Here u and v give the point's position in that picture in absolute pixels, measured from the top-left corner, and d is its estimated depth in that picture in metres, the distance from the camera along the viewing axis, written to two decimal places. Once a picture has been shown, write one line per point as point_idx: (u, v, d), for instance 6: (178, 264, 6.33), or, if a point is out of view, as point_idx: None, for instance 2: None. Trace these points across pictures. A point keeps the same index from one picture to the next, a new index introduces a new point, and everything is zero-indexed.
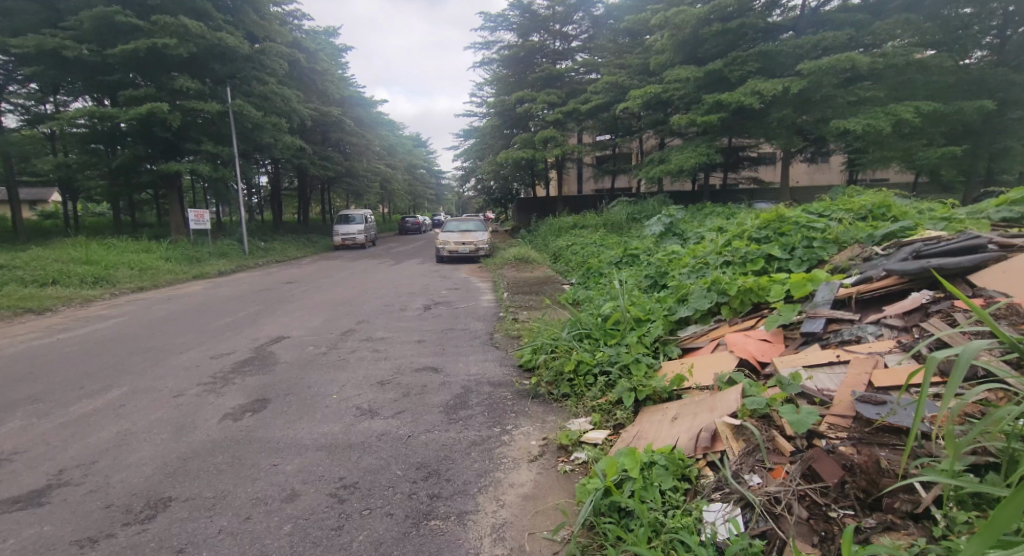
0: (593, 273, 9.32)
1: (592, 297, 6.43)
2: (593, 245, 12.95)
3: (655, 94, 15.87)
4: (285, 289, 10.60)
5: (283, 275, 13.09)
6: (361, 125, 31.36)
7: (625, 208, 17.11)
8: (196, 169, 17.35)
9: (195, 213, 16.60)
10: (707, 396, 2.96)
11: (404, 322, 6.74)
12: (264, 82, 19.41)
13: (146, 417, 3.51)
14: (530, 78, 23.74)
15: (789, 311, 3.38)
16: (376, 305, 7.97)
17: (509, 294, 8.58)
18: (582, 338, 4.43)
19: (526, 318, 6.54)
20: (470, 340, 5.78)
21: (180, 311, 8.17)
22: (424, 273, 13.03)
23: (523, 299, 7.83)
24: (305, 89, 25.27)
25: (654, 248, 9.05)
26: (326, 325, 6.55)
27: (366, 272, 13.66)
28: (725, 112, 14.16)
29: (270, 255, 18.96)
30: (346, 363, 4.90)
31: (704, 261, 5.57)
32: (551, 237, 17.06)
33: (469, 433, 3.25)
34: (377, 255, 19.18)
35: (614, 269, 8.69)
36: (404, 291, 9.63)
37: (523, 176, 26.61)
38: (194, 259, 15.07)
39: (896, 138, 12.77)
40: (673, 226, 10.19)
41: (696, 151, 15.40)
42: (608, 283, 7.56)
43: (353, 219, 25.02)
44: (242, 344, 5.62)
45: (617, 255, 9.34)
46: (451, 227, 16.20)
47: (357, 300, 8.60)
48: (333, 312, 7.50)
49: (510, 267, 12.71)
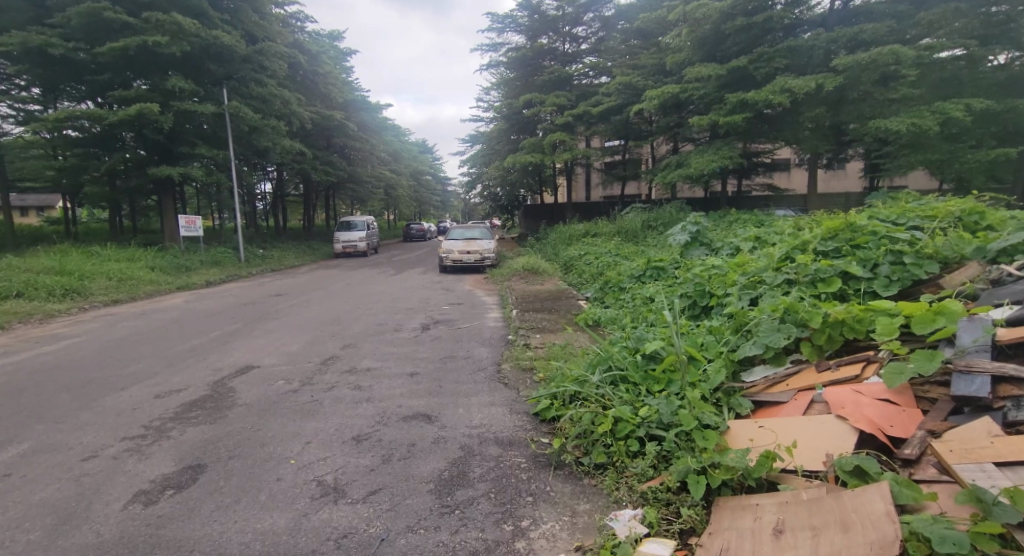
0: (613, 287, 8.36)
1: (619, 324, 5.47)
2: (608, 255, 12.03)
3: (671, 94, 14.96)
4: (271, 302, 9.68)
5: (274, 287, 12.22)
6: (364, 130, 30.65)
7: (640, 214, 16.18)
8: (189, 173, 16.57)
9: (186, 220, 15.66)
10: (823, 492, 2.00)
11: (396, 347, 5.77)
12: (263, 84, 18.73)
13: (26, 500, 2.56)
14: (539, 80, 22.91)
15: (925, 361, 2.37)
16: (366, 326, 7.01)
17: (519, 311, 7.64)
18: (616, 382, 3.47)
19: (540, 344, 5.58)
20: (473, 373, 4.81)
21: (148, 329, 7.26)
22: (425, 284, 12.12)
23: (536, 319, 6.87)
24: (307, 92, 24.60)
25: (681, 260, 8.10)
26: (305, 352, 5.58)
27: (363, 283, 12.75)
28: (749, 112, 13.22)
29: (268, 263, 18.12)
30: (318, 407, 3.92)
31: (759, 278, 4.61)
32: (561, 245, 16.13)
33: (467, 535, 2.27)
34: (378, 263, 18.32)
35: (637, 284, 7.74)
36: (402, 306, 8.71)
37: (531, 182, 25.75)
38: (184, 268, 14.22)
39: (939, 140, 11.82)
40: (699, 234, 9.25)
41: (717, 154, 14.44)
42: (634, 302, 6.60)
43: (355, 226, 24.23)
44: (200, 377, 4.69)
45: (640, 266, 8.38)
46: (455, 235, 15.30)
47: (348, 318, 7.65)
48: (317, 334, 6.54)
49: (518, 278, 11.78)
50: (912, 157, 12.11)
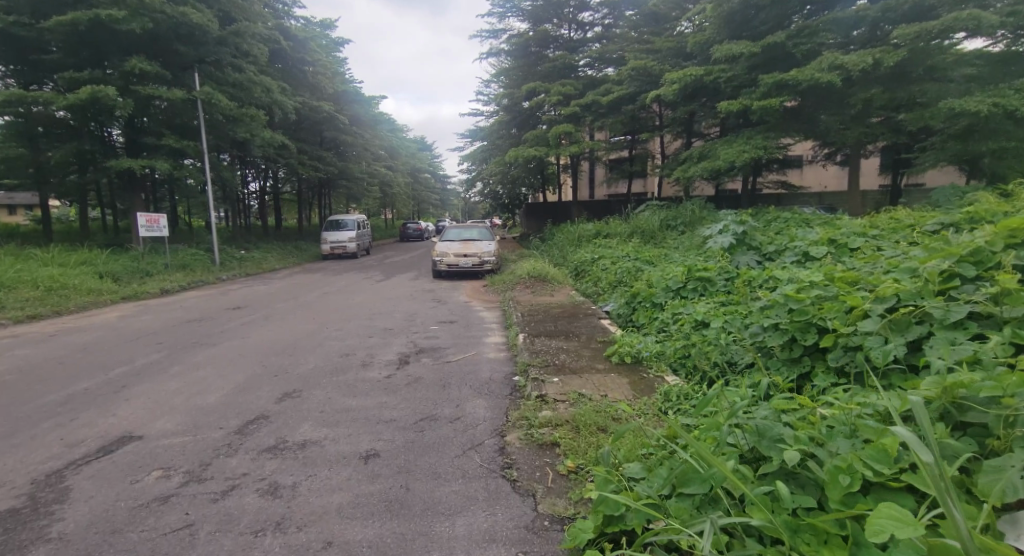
0: (643, 304, 6.71)
1: (677, 384, 3.80)
2: (629, 260, 10.42)
3: (694, 78, 13.32)
4: (224, 319, 7.98)
5: (239, 296, 10.52)
6: (358, 124, 28.99)
7: (657, 213, 14.55)
8: (153, 166, 14.91)
9: (147, 217, 13.86)
10: None
11: (356, 399, 4.07)
12: (242, 70, 17.13)
13: None
14: (543, 69, 21.18)
15: None
16: (327, 358, 5.32)
17: (527, 335, 5.96)
18: (733, 530, 1.80)
19: (559, 396, 3.93)
20: (462, 453, 3.11)
21: (40, 358, 5.57)
22: (415, 293, 10.44)
23: (550, 351, 5.17)
24: (293, 81, 22.99)
25: (730, 269, 6.48)
26: (223, 408, 3.87)
27: (343, 291, 11.04)
28: (787, 96, 11.54)
29: (244, 267, 16.41)
30: (183, 547, 2.21)
31: (912, 308, 2.93)
32: (569, 247, 14.45)
33: None
34: (366, 267, 16.62)
35: (678, 301, 6.08)
36: (380, 326, 7.03)
37: (533, 178, 24.05)
38: (140, 275, 12.48)
39: (1013, 124, 10.33)
40: (745, 236, 7.63)
41: (748, 145, 12.67)
42: (685, 335, 4.98)
43: (345, 225, 22.55)
44: (31, 461, 3.01)
45: (677, 275, 6.74)
46: (450, 235, 13.62)
47: (309, 344, 5.97)
48: (257, 372, 4.85)
49: (523, 287, 10.10)
50: (954, 146, 10.92)
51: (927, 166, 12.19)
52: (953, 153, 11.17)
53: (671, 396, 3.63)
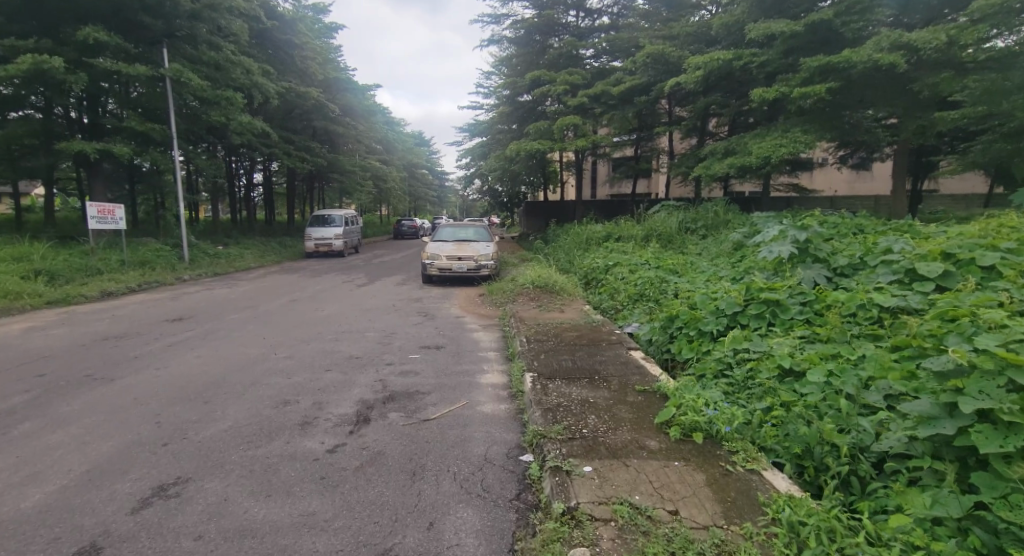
0: (685, 331, 5.17)
1: (805, 504, 2.26)
2: (651, 269, 8.88)
3: (720, 63, 11.83)
4: (155, 335, 6.37)
5: (190, 304, 8.90)
6: (350, 115, 27.30)
7: (674, 214, 13.04)
8: (110, 150, 13.33)
9: (99, 208, 12.24)
10: None
11: (264, 507, 2.50)
12: (219, 47, 15.58)
13: None
14: (548, 58, 19.58)
15: None
16: (252, 411, 3.76)
17: (536, 376, 4.40)
18: None
19: (601, 512, 2.38)
20: None
21: None
22: (399, 303, 8.86)
23: (572, 409, 3.59)
24: (280, 65, 21.40)
25: (802, 287, 4.98)
26: (28, 528, 2.30)
27: (315, 298, 9.43)
28: (833, 82, 10.05)
29: (215, 265, 14.85)
30: None
31: None
32: (577, 251, 12.92)
33: None
34: (351, 268, 14.98)
35: (739, 332, 4.53)
36: (346, 353, 5.46)
37: (535, 175, 22.47)
38: (85, 274, 10.87)
39: None
40: (807, 244, 6.11)
41: (784, 139, 11.13)
42: (764, 387, 3.49)
43: (332, 221, 20.94)
44: None
45: (731, 293, 5.21)
46: (443, 235, 12.04)
47: (240, 383, 4.37)
48: (138, 437, 3.29)
49: (525, 300, 8.54)
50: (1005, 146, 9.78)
51: (982, 165, 10.80)
52: (1008, 154, 9.94)
53: (798, 531, 2.12)
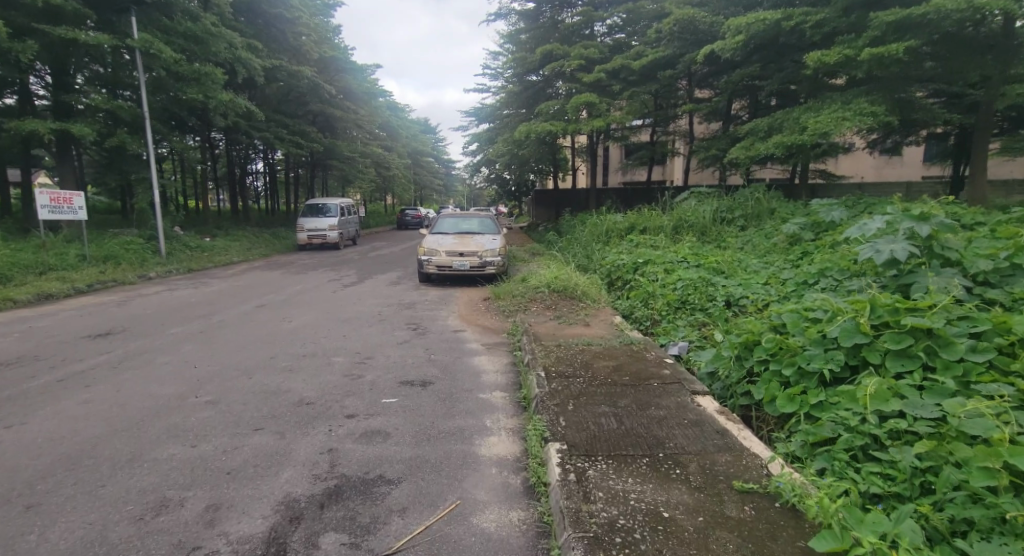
0: (780, 370, 3.52)
1: None
2: (692, 269, 7.25)
3: (767, 26, 10.08)
4: (59, 360, 4.85)
5: (135, 311, 7.39)
6: (349, 98, 25.65)
7: (709, 201, 11.36)
8: (70, 130, 11.84)
9: (53, 196, 10.74)
10: None
11: None
12: (197, 16, 13.95)
13: None
14: (559, 32, 17.84)
15: None
16: (90, 536, 2.21)
17: (566, 452, 2.80)
18: None
19: None
20: None
21: None
22: (387, 311, 7.30)
23: (638, 545, 2.02)
24: (270, 41, 19.76)
25: (959, 307, 3.34)
26: None
27: (289, 303, 7.91)
28: (915, 42, 8.27)
29: (193, 260, 13.41)
30: None
31: None
32: (596, 245, 11.28)
33: None
34: (341, 264, 13.42)
35: (885, 385, 2.89)
36: (295, 396, 3.89)
37: (546, 161, 20.76)
38: (29, 273, 9.40)
39: None
40: (930, 242, 4.47)
41: (850, 111, 9.35)
42: (1000, 515, 1.91)
43: (326, 211, 19.42)
44: None
45: (846, 312, 3.56)
46: (443, 227, 10.46)
47: (110, 462, 2.84)
48: None
49: (540, 308, 6.97)
50: None
51: None
52: None
53: None
